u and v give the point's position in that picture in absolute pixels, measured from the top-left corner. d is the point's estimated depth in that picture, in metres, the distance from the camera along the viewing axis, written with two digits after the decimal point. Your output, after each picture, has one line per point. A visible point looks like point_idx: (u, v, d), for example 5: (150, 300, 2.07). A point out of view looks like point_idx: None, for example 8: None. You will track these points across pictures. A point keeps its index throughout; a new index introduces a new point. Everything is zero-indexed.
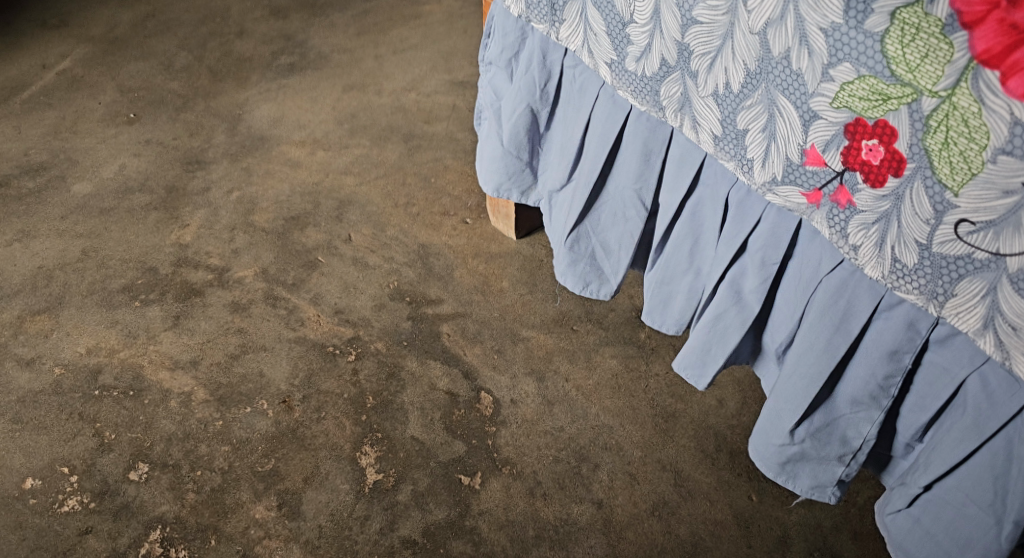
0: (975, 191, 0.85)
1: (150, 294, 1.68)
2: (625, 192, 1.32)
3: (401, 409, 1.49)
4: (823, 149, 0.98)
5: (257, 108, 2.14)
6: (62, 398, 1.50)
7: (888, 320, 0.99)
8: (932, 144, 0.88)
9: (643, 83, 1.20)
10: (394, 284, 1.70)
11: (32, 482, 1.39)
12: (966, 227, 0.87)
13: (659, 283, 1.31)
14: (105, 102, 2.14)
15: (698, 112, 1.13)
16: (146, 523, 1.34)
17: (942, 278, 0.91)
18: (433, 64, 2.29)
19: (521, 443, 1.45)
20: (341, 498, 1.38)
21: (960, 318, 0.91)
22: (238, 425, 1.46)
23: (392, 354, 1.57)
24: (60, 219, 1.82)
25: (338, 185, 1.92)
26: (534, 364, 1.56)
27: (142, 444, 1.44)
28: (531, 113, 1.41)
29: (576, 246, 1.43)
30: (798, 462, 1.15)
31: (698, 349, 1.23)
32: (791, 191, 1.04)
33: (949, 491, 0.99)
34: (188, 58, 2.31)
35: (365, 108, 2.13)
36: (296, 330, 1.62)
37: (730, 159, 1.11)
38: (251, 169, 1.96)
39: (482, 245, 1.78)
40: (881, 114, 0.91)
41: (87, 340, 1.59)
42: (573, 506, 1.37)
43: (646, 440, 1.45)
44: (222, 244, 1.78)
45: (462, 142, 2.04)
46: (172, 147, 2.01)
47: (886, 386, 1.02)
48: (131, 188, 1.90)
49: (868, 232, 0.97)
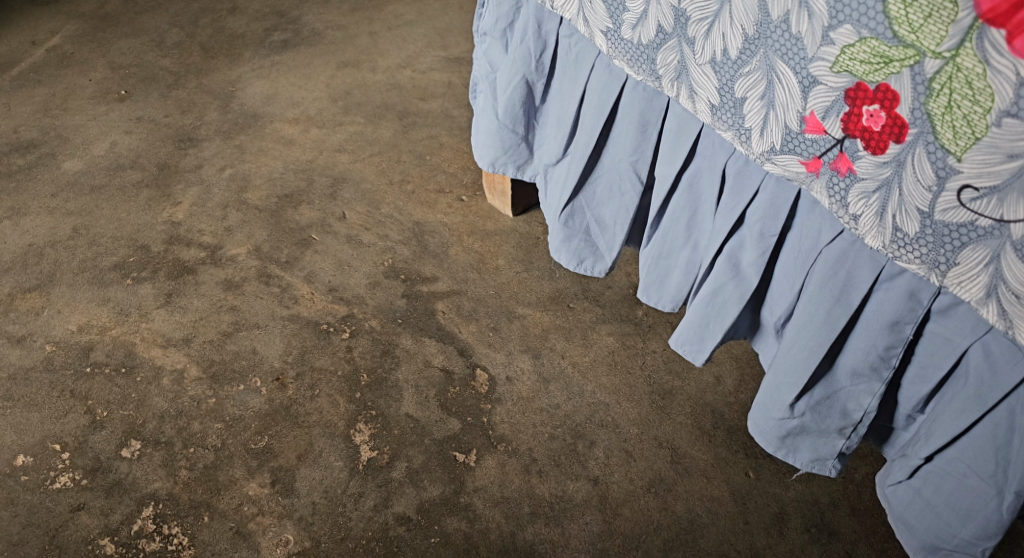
0: (979, 155, 0.84)
1: (142, 272, 1.66)
2: (621, 164, 1.31)
3: (395, 386, 1.48)
4: (823, 116, 0.97)
5: (250, 85, 2.11)
6: (53, 375, 1.49)
7: (889, 291, 0.98)
8: (934, 109, 0.86)
9: (639, 52, 1.18)
10: (388, 262, 1.69)
11: (23, 459, 1.37)
12: (970, 193, 0.86)
13: (656, 258, 1.30)
14: (96, 79, 2.12)
15: (695, 80, 1.11)
16: (139, 500, 1.33)
17: (944, 246, 0.89)
18: (429, 41, 2.27)
19: (517, 420, 1.44)
20: (335, 475, 1.36)
21: (963, 287, 0.90)
22: (231, 403, 1.45)
23: (386, 332, 1.56)
24: (51, 197, 1.80)
25: (332, 162, 1.90)
26: (530, 342, 1.55)
27: (134, 422, 1.42)
28: (526, 84, 1.40)
29: (570, 222, 1.41)
30: (798, 436, 1.14)
31: (696, 324, 1.22)
32: (790, 160, 1.03)
33: (950, 462, 0.98)
34: (180, 35, 2.29)
35: (360, 85, 2.11)
36: (290, 308, 1.60)
37: (727, 129, 1.10)
38: (244, 147, 1.94)
39: (478, 222, 1.77)
40: (883, 78, 0.89)
41: (79, 317, 1.58)
42: (568, 483, 1.36)
43: (643, 417, 1.44)
44: (215, 222, 1.76)
45: (458, 119, 2.02)
46: (164, 125, 1.99)
47: (887, 357, 1.01)
48: (122, 165, 1.88)
49: (868, 201, 0.95)
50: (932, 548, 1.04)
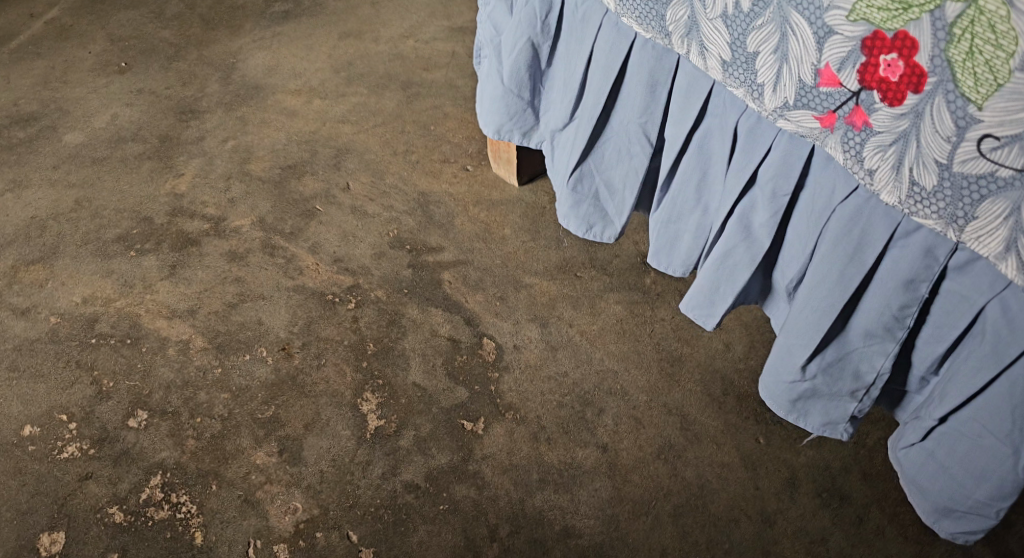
0: (1000, 102, 0.82)
1: (146, 244, 1.65)
2: (630, 126, 1.29)
3: (402, 355, 1.47)
4: (838, 68, 0.95)
5: (252, 57, 2.09)
6: (59, 345, 1.48)
7: (905, 248, 0.97)
8: (955, 55, 0.85)
9: (647, 8, 1.16)
10: (394, 232, 1.67)
11: (30, 429, 1.37)
12: (990, 143, 0.84)
13: (665, 223, 1.29)
14: (95, 51, 2.09)
15: (706, 35, 1.10)
16: (147, 469, 1.32)
17: (963, 200, 0.88)
18: (432, 11, 2.24)
19: (524, 388, 1.43)
20: (342, 443, 1.36)
21: (980, 243, 0.88)
22: (237, 373, 1.44)
23: (392, 302, 1.55)
24: (53, 169, 1.79)
25: (336, 133, 1.89)
26: (537, 311, 1.54)
27: (141, 392, 1.41)
28: (532, 47, 1.38)
29: (578, 186, 1.40)
30: (809, 400, 1.13)
31: (707, 288, 1.21)
32: (804, 116, 1.01)
33: (964, 422, 0.97)
34: (180, 7, 2.26)
35: (363, 56, 2.09)
36: (295, 279, 1.59)
37: (739, 86, 1.08)
38: (246, 119, 1.92)
39: (484, 192, 1.75)
40: (901, 25, 0.88)
41: (82, 289, 1.57)
42: (577, 450, 1.35)
43: (652, 384, 1.43)
44: (218, 194, 1.75)
45: (462, 89, 2.00)
46: (164, 97, 1.97)
47: (902, 316, 1.00)
48: (124, 137, 1.86)
49: (884, 154, 0.94)
50: (945, 510, 1.04)
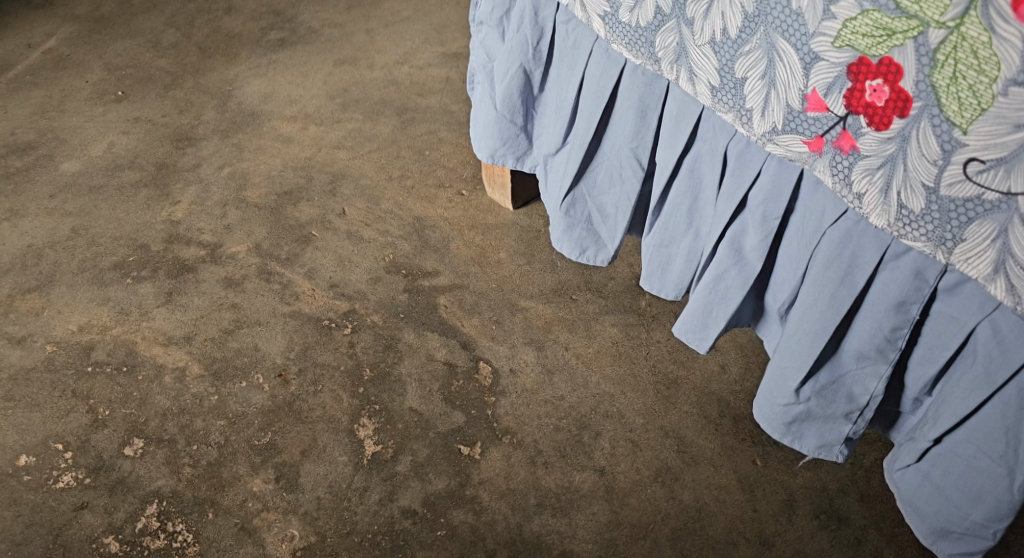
0: (985, 126, 0.83)
1: (142, 271, 1.65)
2: (621, 151, 1.30)
3: (399, 380, 1.47)
4: (825, 93, 0.96)
5: (248, 84, 2.11)
6: (55, 374, 1.48)
7: (895, 271, 0.97)
8: (939, 80, 0.85)
9: (637, 35, 1.18)
10: (389, 257, 1.68)
11: (25, 459, 1.37)
12: (976, 166, 0.85)
13: (658, 246, 1.29)
14: (93, 80, 2.11)
15: (695, 61, 1.11)
16: (143, 498, 1.32)
17: (951, 222, 0.89)
18: (427, 37, 2.26)
19: (521, 412, 1.43)
20: (340, 469, 1.35)
21: (970, 264, 0.89)
22: (234, 400, 1.44)
23: (389, 327, 1.55)
24: (49, 198, 1.79)
25: (331, 160, 1.89)
26: (533, 334, 1.54)
27: (137, 420, 1.41)
28: (524, 73, 1.39)
29: (571, 210, 1.41)
30: (803, 422, 1.13)
31: (699, 312, 1.22)
32: (792, 140, 1.02)
33: (959, 443, 0.98)
34: (176, 36, 2.28)
35: (357, 82, 2.10)
36: (291, 304, 1.59)
37: (729, 110, 1.09)
38: (242, 145, 1.93)
39: (479, 217, 1.76)
40: (886, 52, 0.89)
41: (79, 317, 1.57)
42: (574, 474, 1.35)
43: (648, 407, 1.43)
44: (214, 220, 1.75)
45: (456, 114, 2.01)
46: (161, 125, 1.98)
47: (894, 338, 1.00)
48: (120, 165, 1.87)
49: (872, 178, 0.95)
50: (942, 532, 1.03)
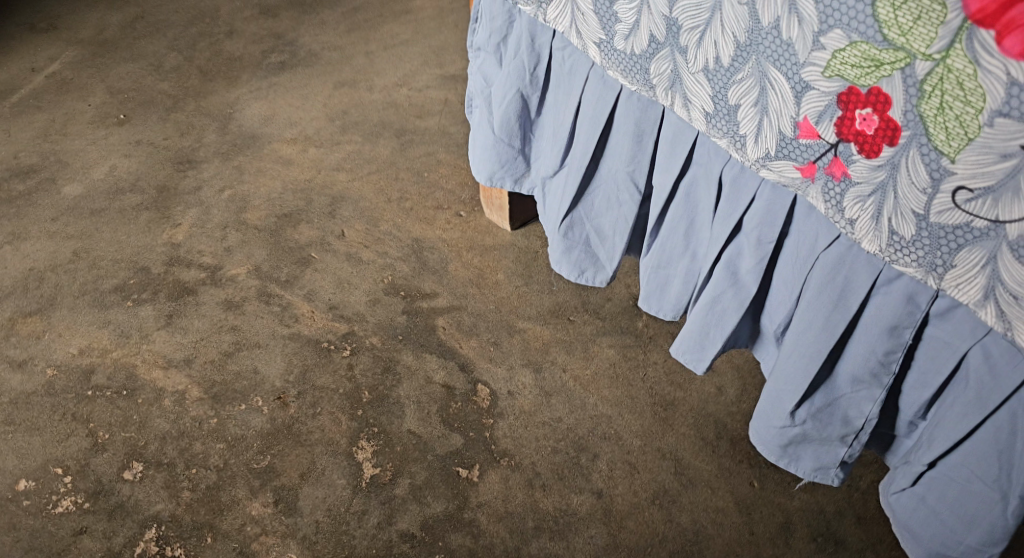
0: (972, 155, 0.84)
1: (143, 294, 1.66)
2: (618, 175, 1.31)
3: (397, 403, 1.48)
4: (816, 121, 0.97)
5: (248, 107, 2.12)
6: (55, 398, 1.48)
7: (887, 295, 0.98)
8: (926, 110, 0.86)
9: (632, 62, 1.19)
10: (388, 279, 1.69)
11: (25, 483, 1.37)
12: (964, 194, 0.86)
13: (655, 268, 1.30)
14: (95, 104, 2.13)
15: (688, 88, 1.12)
16: (142, 522, 1.32)
17: (941, 249, 0.89)
18: (425, 59, 2.28)
19: (519, 434, 1.43)
20: (338, 493, 1.36)
21: (960, 290, 0.90)
22: (233, 423, 1.45)
23: (387, 349, 1.56)
24: (51, 221, 1.80)
25: (331, 182, 1.91)
26: (531, 356, 1.55)
27: (136, 444, 1.42)
28: (522, 98, 1.41)
29: (570, 233, 1.42)
30: (800, 444, 1.13)
31: (696, 333, 1.22)
32: (785, 166, 1.03)
33: (953, 467, 0.98)
34: (178, 59, 2.30)
35: (357, 105, 2.12)
36: (290, 326, 1.60)
37: (722, 136, 1.10)
38: (243, 168, 1.95)
39: (477, 238, 1.77)
40: (874, 81, 0.90)
41: (79, 340, 1.58)
42: (572, 496, 1.35)
43: (645, 429, 1.43)
44: (215, 243, 1.77)
45: (455, 135, 2.03)
46: (163, 148, 1.99)
47: (887, 362, 1.01)
48: (122, 189, 1.88)
49: (863, 205, 0.95)
50: None
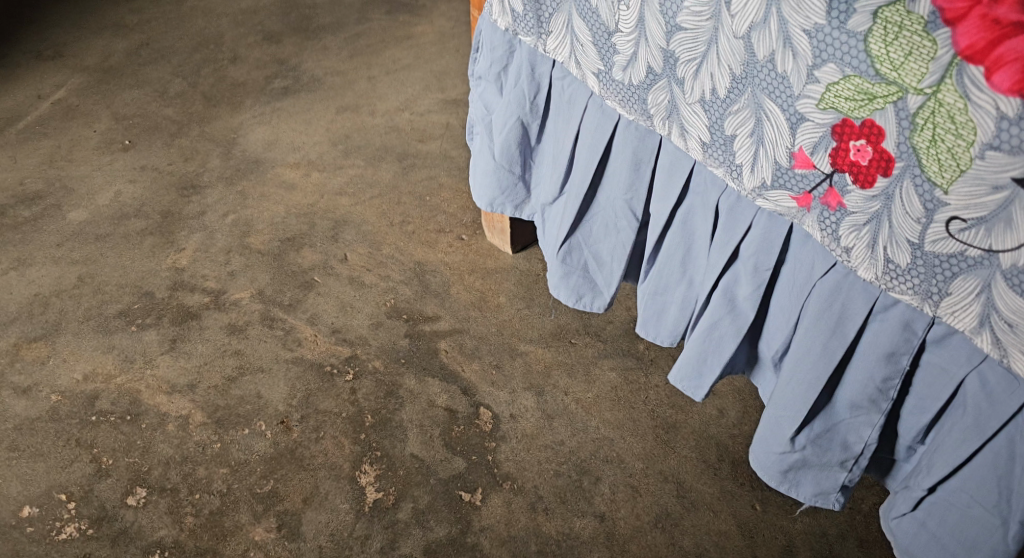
0: (965, 187, 0.85)
1: (147, 319, 1.67)
2: (616, 202, 1.32)
3: (400, 426, 1.48)
4: (811, 151, 0.99)
5: (252, 132, 2.14)
6: (59, 424, 1.49)
7: (884, 322, 0.99)
8: (919, 142, 0.88)
9: (630, 92, 1.21)
10: (390, 302, 1.70)
11: (29, 510, 1.38)
12: (958, 224, 0.87)
13: (653, 294, 1.31)
14: (101, 130, 2.15)
15: (686, 118, 1.14)
16: (145, 548, 1.33)
17: (936, 277, 0.90)
18: (427, 84, 2.30)
19: (522, 458, 1.44)
20: (341, 517, 1.36)
21: (956, 317, 0.91)
22: (236, 447, 1.46)
23: (390, 373, 1.57)
24: (56, 247, 1.82)
25: (334, 206, 1.92)
26: (533, 379, 1.55)
27: (140, 469, 1.43)
28: (522, 126, 1.42)
29: (568, 258, 1.43)
30: (800, 470, 1.13)
31: (695, 359, 1.23)
32: (781, 196, 1.04)
33: (952, 492, 0.98)
34: (183, 85, 2.32)
35: (359, 129, 2.14)
36: (294, 351, 1.61)
37: (720, 165, 1.12)
38: (247, 193, 1.96)
39: (479, 261, 1.78)
40: (868, 114, 0.91)
41: (84, 366, 1.59)
42: (575, 520, 1.36)
43: (647, 452, 1.44)
44: (218, 267, 1.78)
45: (456, 159, 2.04)
46: (167, 173, 2.01)
47: (885, 388, 1.01)
48: (126, 214, 1.90)
49: (859, 234, 0.97)
50: None
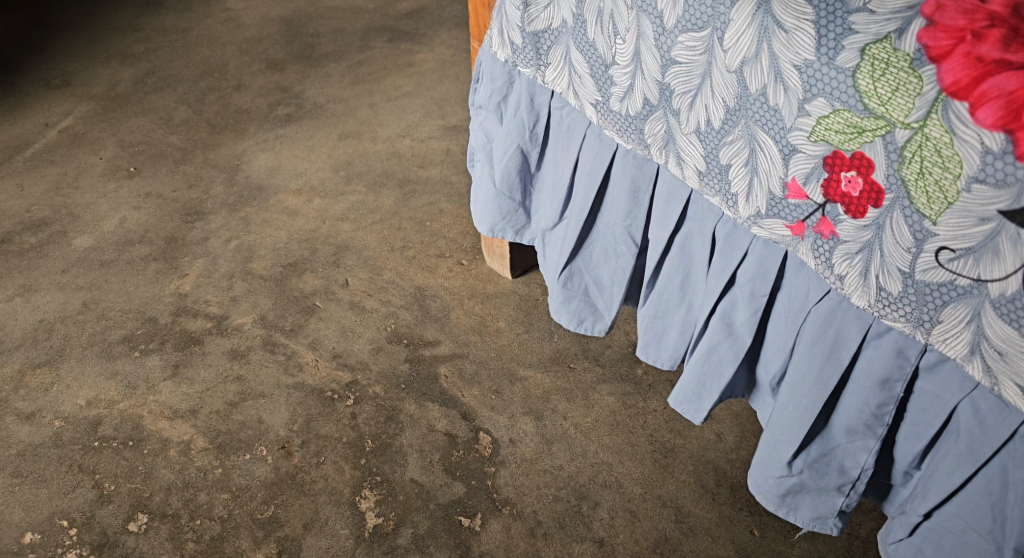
0: (952, 218, 0.87)
1: (150, 344, 1.69)
2: (615, 228, 1.34)
3: (400, 451, 1.49)
4: (804, 182, 1.00)
5: (255, 159, 2.17)
6: (62, 450, 1.50)
7: (878, 349, 1.00)
8: (908, 175, 0.89)
9: (627, 122, 1.23)
10: (391, 327, 1.71)
11: (31, 536, 1.39)
12: (947, 254, 0.88)
13: (653, 318, 1.32)
14: (106, 157, 2.17)
15: (681, 148, 1.15)
16: None
17: (927, 305, 0.92)
18: (428, 111, 2.33)
19: (521, 483, 1.45)
20: (341, 543, 1.37)
21: (947, 345, 0.92)
22: (238, 473, 1.47)
23: (390, 398, 1.58)
24: (61, 273, 1.84)
25: (336, 231, 1.94)
26: (532, 404, 1.56)
27: (142, 495, 1.44)
28: (521, 154, 1.44)
29: (569, 283, 1.44)
30: (798, 494, 1.14)
31: (694, 383, 1.24)
32: (776, 224, 1.06)
33: (948, 518, 0.99)
34: (187, 113, 2.35)
35: (361, 156, 2.16)
36: (295, 376, 1.62)
37: (715, 194, 1.13)
38: (249, 219, 1.98)
39: (478, 286, 1.80)
40: (857, 147, 0.93)
41: (87, 391, 1.60)
42: (574, 545, 1.36)
43: (646, 476, 1.45)
44: (221, 293, 1.80)
45: (457, 185, 2.07)
46: (171, 200, 2.03)
47: (880, 414, 1.02)
48: (131, 240, 1.92)
49: (851, 262, 0.98)
50: None
